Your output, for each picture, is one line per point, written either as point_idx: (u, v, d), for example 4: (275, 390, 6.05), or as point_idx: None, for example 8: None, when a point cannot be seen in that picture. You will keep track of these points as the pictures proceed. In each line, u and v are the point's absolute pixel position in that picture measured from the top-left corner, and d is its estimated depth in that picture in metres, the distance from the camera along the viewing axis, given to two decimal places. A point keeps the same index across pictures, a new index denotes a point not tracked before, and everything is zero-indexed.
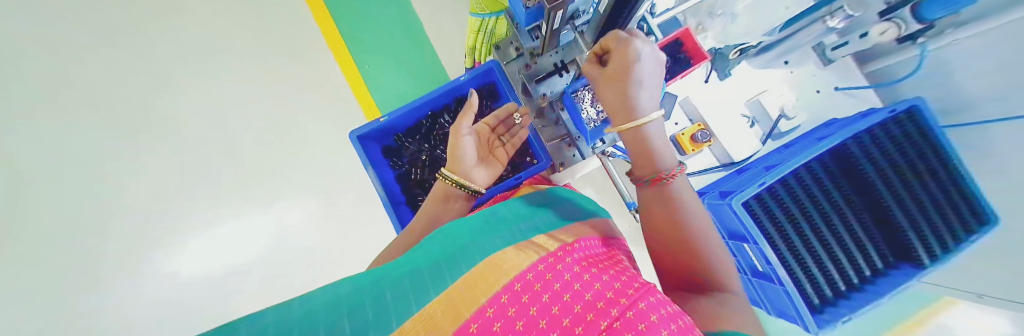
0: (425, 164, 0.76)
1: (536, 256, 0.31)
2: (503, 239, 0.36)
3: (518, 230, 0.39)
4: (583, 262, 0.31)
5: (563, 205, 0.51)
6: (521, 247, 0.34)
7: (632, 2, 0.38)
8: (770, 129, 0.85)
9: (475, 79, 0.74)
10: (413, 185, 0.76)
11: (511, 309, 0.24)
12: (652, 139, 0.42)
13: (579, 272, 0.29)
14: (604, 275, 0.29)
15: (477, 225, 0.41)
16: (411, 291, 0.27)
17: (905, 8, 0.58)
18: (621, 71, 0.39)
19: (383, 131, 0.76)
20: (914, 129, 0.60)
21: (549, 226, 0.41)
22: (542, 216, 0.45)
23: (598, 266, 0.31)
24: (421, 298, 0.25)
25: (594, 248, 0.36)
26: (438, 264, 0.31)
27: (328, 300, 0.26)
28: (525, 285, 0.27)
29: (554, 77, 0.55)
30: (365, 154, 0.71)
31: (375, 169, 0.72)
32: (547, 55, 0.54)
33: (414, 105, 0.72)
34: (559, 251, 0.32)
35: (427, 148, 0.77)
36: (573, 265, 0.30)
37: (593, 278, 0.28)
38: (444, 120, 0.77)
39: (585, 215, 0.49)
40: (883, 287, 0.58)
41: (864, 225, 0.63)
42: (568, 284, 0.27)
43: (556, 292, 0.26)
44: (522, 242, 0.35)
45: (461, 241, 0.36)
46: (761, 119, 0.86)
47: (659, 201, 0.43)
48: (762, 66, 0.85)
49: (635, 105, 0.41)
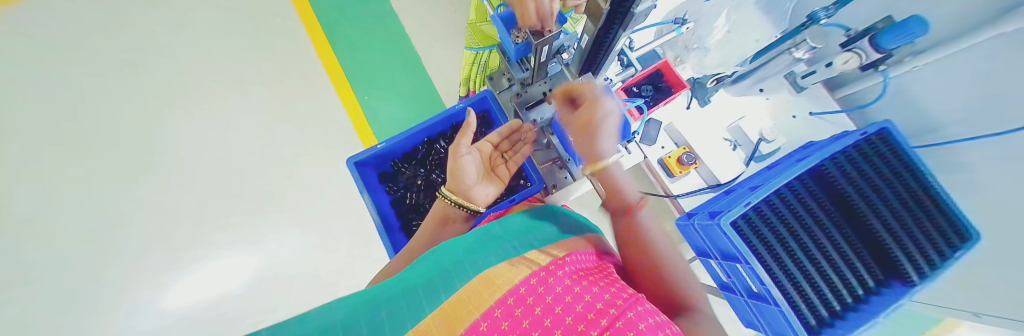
0: (420, 189, 0.78)
1: (528, 270, 0.32)
2: (498, 255, 0.37)
3: (512, 246, 0.40)
4: (574, 275, 0.32)
5: (555, 220, 0.52)
6: (514, 261, 0.34)
7: (609, 37, 0.42)
8: (752, 152, 0.88)
9: (470, 107, 0.77)
10: (408, 209, 0.76)
11: (504, 322, 0.25)
12: (618, 178, 0.49)
13: (570, 285, 0.29)
14: (594, 287, 0.30)
15: (471, 243, 0.41)
16: (405, 308, 0.27)
17: (864, 40, 0.65)
18: (591, 122, 0.46)
19: (380, 157, 0.77)
20: (886, 149, 0.64)
21: (541, 241, 0.42)
22: (537, 232, 0.46)
23: (589, 279, 0.32)
24: (416, 315, 0.26)
25: (585, 262, 0.37)
26: (433, 282, 0.31)
27: (324, 320, 0.26)
28: (517, 298, 0.28)
29: (543, 104, 0.58)
30: (361, 179, 0.72)
31: (370, 194, 0.73)
32: (536, 85, 0.59)
33: (410, 131, 0.74)
34: (551, 265, 0.33)
35: (423, 173, 0.78)
36: (564, 278, 0.30)
37: (583, 290, 0.29)
38: (440, 146, 0.79)
39: (580, 230, 0.50)
40: (878, 307, 0.58)
41: (851, 243, 0.64)
42: (559, 297, 0.28)
43: (548, 305, 0.27)
44: (516, 258, 0.36)
45: (456, 258, 0.37)
46: (743, 143, 0.90)
47: (633, 229, 0.46)
48: (737, 94, 0.92)
49: (602, 150, 0.48)
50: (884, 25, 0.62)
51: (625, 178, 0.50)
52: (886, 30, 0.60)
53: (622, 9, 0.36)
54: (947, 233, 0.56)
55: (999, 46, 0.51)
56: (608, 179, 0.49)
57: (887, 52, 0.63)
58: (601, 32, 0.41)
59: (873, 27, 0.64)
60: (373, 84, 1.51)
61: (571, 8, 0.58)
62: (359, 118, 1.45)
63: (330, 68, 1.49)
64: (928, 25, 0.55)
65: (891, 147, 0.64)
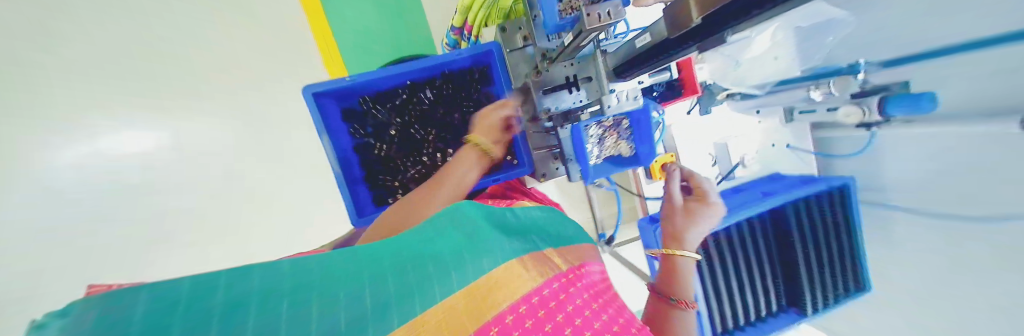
0: (393, 141, 0.68)
1: (552, 272, 0.37)
2: (523, 246, 0.41)
3: (531, 239, 0.45)
4: (589, 291, 0.37)
5: (562, 223, 0.55)
6: (539, 260, 0.39)
7: (674, 52, 0.34)
8: (727, 171, 0.91)
9: (469, 58, 0.64)
10: (374, 161, 0.67)
11: (529, 321, 0.30)
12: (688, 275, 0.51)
13: (586, 302, 0.35)
14: (603, 310, 0.35)
15: (492, 219, 0.45)
16: (434, 271, 0.30)
17: (874, 98, 0.64)
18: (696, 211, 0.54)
19: (346, 91, 0.62)
20: (838, 202, 0.71)
21: (553, 242, 0.47)
22: (549, 230, 0.51)
23: (599, 298, 0.37)
24: (444, 287, 0.29)
25: (592, 276, 0.42)
26: (465, 252, 0.35)
27: (351, 254, 0.30)
28: (544, 299, 0.32)
29: (562, 91, 0.49)
30: (320, 117, 0.58)
31: (331, 137, 0.61)
32: (559, 65, 0.48)
33: (390, 72, 0.60)
34: (572, 273, 0.39)
35: (398, 124, 0.67)
36: (583, 293, 0.36)
37: (597, 311, 0.34)
38: (425, 95, 0.67)
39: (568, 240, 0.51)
40: (774, 325, 0.75)
41: (776, 275, 0.77)
42: (578, 311, 0.33)
43: (567, 314, 0.32)
44: (537, 253, 0.41)
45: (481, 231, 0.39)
46: (723, 160, 0.90)
47: (663, 309, 0.48)
48: (739, 110, 0.89)
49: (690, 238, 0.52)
50: (899, 89, 0.62)
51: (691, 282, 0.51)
52: (899, 95, 0.60)
53: (718, 27, 0.27)
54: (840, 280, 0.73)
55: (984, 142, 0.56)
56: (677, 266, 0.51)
57: (886, 116, 0.64)
58: (673, 43, 0.32)
59: (889, 88, 0.64)
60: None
61: None
62: None
63: None
64: (937, 103, 0.55)
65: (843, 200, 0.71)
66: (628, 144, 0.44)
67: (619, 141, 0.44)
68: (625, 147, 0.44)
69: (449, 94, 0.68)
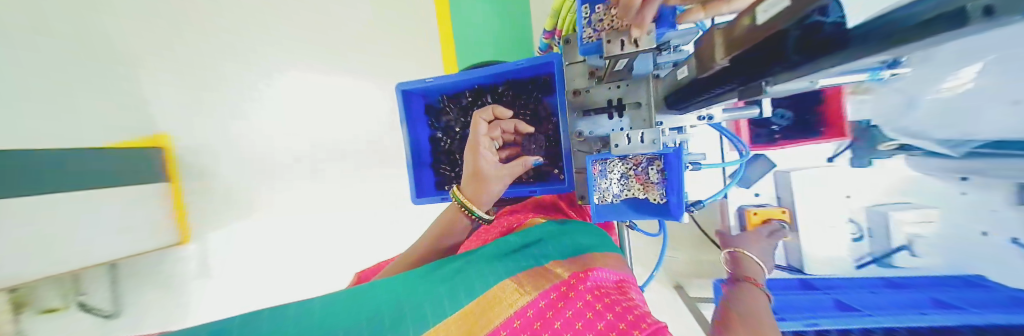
0: (457, 137, 0.76)
1: (538, 289, 0.35)
2: (520, 263, 0.40)
3: (532, 255, 0.42)
4: (592, 293, 0.33)
5: (581, 229, 0.50)
6: (535, 275, 0.38)
7: (711, 93, 0.27)
8: (880, 252, 0.63)
9: (531, 68, 0.64)
10: (440, 151, 0.77)
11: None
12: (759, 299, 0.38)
13: (583, 309, 0.31)
14: (609, 312, 0.30)
15: (487, 247, 0.44)
16: (409, 311, 0.32)
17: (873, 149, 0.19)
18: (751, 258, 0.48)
19: (429, 90, 0.74)
20: None
21: (559, 253, 0.43)
22: (563, 238, 0.46)
23: (609, 297, 0.33)
24: (417, 327, 0.30)
25: (607, 280, 0.37)
26: (447, 285, 0.35)
27: (338, 303, 0.33)
28: (538, 312, 0.32)
29: (601, 116, 0.44)
30: (405, 110, 0.72)
31: (411, 127, 0.74)
32: (603, 87, 0.45)
33: (458, 78, 0.68)
34: (572, 278, 0.36)
35: (463, 122, 0.76)
36: (579, 299, 0.33)
37: (597, 317, 0.30)
38: (489, 99, 0.73)
39: (574, 250, 0.44)
40: None
41: None
42: (578, 314, 0.31)
43: (565, 321, 0.30)
44: (531, 269, 0.39)
45: (467, 266, 0.40)
46: (878, 236, 0.63)
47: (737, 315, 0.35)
48: (925, 171, 0.60)
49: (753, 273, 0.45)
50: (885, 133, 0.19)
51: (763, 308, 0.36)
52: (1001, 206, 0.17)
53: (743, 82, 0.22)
54: None
55: None
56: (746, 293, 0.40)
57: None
58: (703, 90, 0.27)
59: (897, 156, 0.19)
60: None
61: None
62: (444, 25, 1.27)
63: None
64: None
65: None
66: (660, 189, 0.38)
67: (647, 184, 0.38)
68: (655, 193, 0.38)
69: (510, 101, 0.71)
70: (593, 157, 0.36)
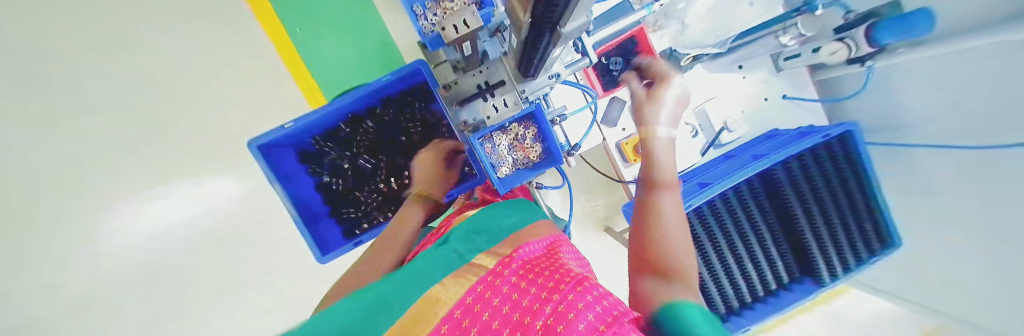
0: (348, 174, 0.69)
1: (465, 287, 0.31)
2: (442, 268, 0.37)
3: (456, 255, 0.40)
4: (520, 272, 0.34)
5: (504, 218, 0.51)
6: (460, 275, 0.35)
7: (540, 48, 0.30)
8: (712, 139, 0.85)
9: (399, 81, 0.62)
10: (336, 195, 0.69)
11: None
12: (658, 153, 0.45)
13: (508, 291, 0.30)
14: (534, 286, 0.30)
15: (409, 265, 0.39)
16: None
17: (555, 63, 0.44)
18: (656, 97, 0.50)
19: (294, 137, 0.64)
20: (841, 153, 0.61)
21: (486, 243, 0.43)
22: (485, 232, 0.47)
23: (534, 272, 0.34)
24: None
25: (533, 253, 0.40)
26: (364, 315, 0.29)
27: None
28: (475, 299, 0.29)
29: (476, 101, 0.46)
30: (269, 166, 0.59)
31: (286, 184, 0.63)
32: (468, 75, 0.46)
33: (324, 111, 0.60)
34: (499, 266, 0.35)
35: (350, 156, 0.69)
36: (510, 278, 0.32)
37: (523, 294, 0.29)
38: (367, 126, 0.67)
39: (502, 234, 0.46)
40: (780, 300, 0.69)
41: (780, 247, 0.70)
42: (504, 298, 0.28)
43: (495, 309, 0.27)
44: (461, 267, 0.37)
45: (385, 288, 0.34)
46: (706, 129, 0.85)
47: (649, 202, 0.40)
48: (717, 70, 0.83)
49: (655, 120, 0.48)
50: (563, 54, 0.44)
51: (667, 154, 0.45)
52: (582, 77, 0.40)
53: (546, 24, 0.25)
54: (869, 243, 0.62)
55: (955, 61, 0.48)
56: (647, 142, 0.47)
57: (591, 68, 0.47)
58: (529, 42, 0.30)
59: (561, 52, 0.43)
60: (324, 39, 1.12)
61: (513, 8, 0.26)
62: (313, 91, 1.12)
63: (273, 31, 1.06)
64: (935, 21, 0.47)
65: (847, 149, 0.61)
66: (538, 149, 0.48)
67: (528, 149, 0.47)
68: (533, 152, 0.47)
69: (391, 119, 0.67)
70: (477, 136, 0.42)
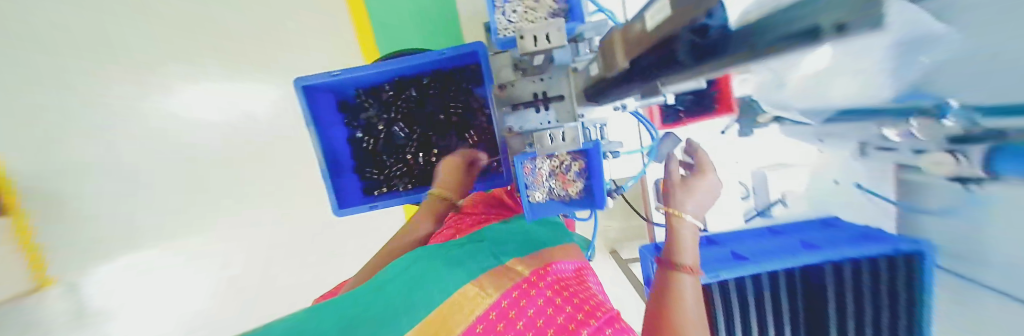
0: (381, 136, 0.69)
1: (502, 288, 0.35)
2: (478, 262, 0.39)
3: (492, 253, 0.42)
4: (555, 286, 0.36)
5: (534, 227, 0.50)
6: (499, 275, 0.37)
7: (618, 89, 0.27)
8: (762, 206, 0.80)
9: (454, 59, 0.59)
10: (363, 153, 0.69)
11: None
12: (683, 239, 0.43)
13: (543, 304, 0.33)
14: (567, 305, 0.33)
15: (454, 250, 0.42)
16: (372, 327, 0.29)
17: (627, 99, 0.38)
18: (692, 181, 0.48)
19: (340, 86, 0.64)
20: (902, 268, 0.61)
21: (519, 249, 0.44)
22: (521, 235, 0.48)
23: (568, 290, 0.36)
24: None
25: (565, 271, 0.40)
26: (414, 295, 0.33)
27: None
28: (510, 304, 0.33)
29: (529, 109, 0.41)
30: (311, 111, 0.59)
31: (323, 131, 0.64)
32: (527, 78, 0.42)
33: (375, 71, 0.58)
34: (534, 275, 0.37)
35: (387, 119, 0.68)
36: (545, 290, 0.35)
37: (556, 309, 0.33)
38: (410, 94, 0.65)
39: (535, 244, 0.45)
40: None
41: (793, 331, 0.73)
42: (540, 311, 0.33)
43: (529, 319, 0.32)
44: (497, 268, 0.39)
45: (431, 268, 0.38)
46: (760, 193, 0.79)
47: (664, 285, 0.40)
48: (792, 135, 0.74)
49: (687, 204, 0.46)
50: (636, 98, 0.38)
51: (693, 244, 0.43)
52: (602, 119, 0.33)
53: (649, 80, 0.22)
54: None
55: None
56: (673, 228, 0.44)
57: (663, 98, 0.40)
58: (613, 83, 0.26)
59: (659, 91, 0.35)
60: None
61: (614, 47, 0.23)
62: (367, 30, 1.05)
63: None
64: None
65: (910, 267, 0.61)
66: (580, 185, 0.42)
67: (569, 181, 0.42)
68: (574, 188, 0.42)
69: (435, 92, 0.65)
70: (523, 156, 0.39)
